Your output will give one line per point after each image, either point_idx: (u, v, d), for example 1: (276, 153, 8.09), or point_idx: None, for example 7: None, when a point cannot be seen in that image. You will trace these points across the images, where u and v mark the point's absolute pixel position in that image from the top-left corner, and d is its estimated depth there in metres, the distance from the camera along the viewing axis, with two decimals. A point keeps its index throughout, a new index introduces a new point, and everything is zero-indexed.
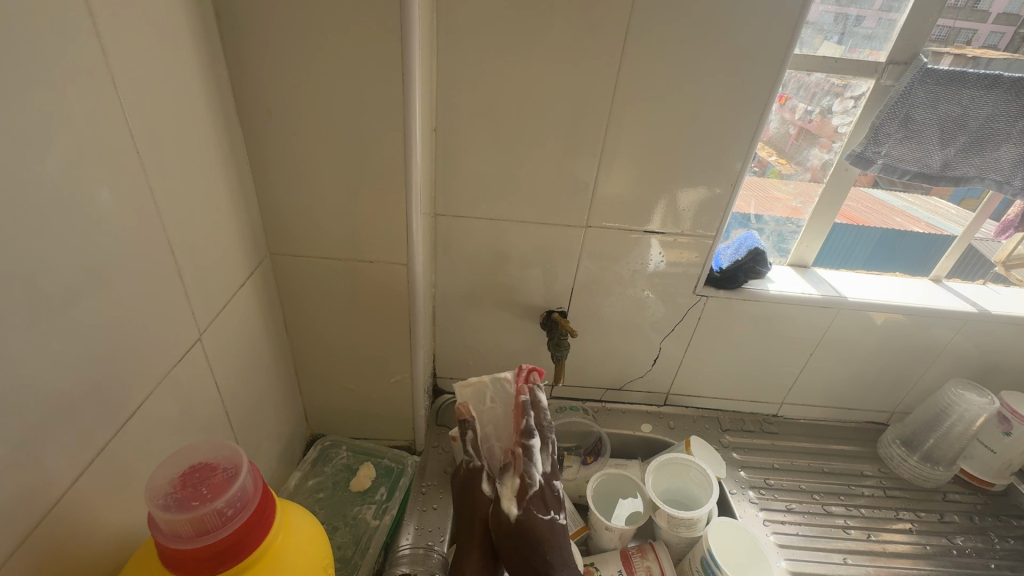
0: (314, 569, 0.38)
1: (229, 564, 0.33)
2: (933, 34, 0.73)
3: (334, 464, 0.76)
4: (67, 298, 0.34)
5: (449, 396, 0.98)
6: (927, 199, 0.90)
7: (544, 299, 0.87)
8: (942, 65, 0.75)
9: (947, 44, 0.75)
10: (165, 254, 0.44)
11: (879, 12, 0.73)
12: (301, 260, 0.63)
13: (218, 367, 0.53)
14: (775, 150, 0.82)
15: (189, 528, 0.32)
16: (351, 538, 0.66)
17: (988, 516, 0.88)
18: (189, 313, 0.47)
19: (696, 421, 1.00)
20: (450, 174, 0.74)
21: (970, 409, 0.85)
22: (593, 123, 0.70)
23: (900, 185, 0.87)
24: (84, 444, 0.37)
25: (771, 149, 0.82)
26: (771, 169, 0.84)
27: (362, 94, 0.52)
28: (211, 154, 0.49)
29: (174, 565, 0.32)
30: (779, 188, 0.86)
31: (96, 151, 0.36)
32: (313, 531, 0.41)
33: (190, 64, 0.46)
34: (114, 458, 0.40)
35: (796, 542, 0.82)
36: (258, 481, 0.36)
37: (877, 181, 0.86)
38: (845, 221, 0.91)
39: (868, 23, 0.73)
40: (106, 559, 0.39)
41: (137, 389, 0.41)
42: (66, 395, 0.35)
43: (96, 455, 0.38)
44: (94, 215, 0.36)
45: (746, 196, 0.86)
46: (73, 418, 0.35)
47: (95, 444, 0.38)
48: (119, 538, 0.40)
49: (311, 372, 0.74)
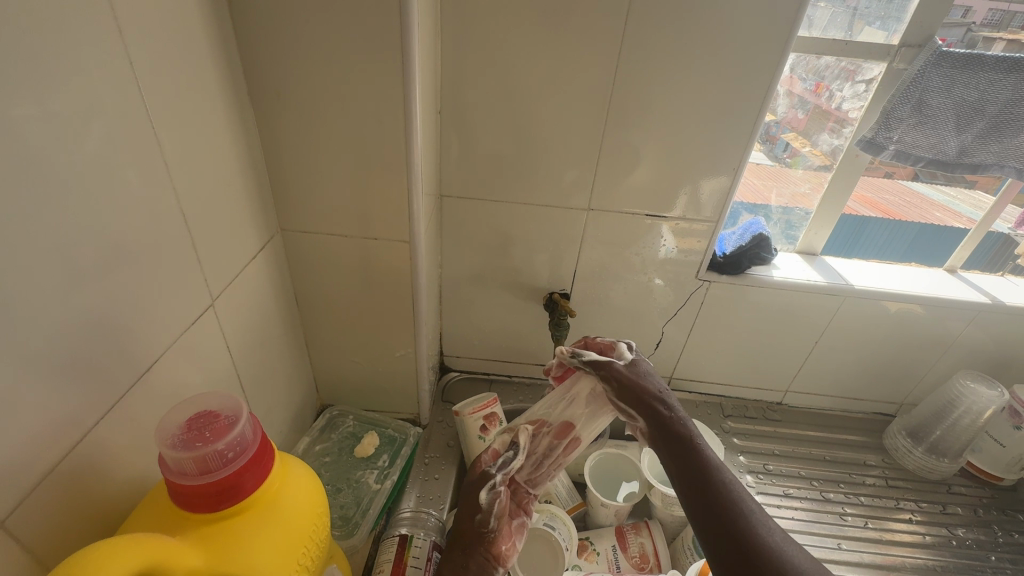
0: (308, 516, 0.42)
1: (228, 503, 0.37)
2: (982, 18, 0.73)
3: (341, 431, 0.80)
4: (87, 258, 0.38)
5: (456, 374, 1.01)
6: (972, 192, 0.88)
7: (546, 280, 0.89)
8: (994, 50, 0.74)
9: (1000, 30, 0.74)
10: (180, 224, 0.47)
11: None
12: (311, 236, 0.67)
13: (231, 334, 0.57)
14: (807, 141, 0.83)
15: (193, 466, 0.36)
16: (352, 499, 0.70)
17: (994, 510, 0.87)
18: (202, 280, 0.51)
19: (698, 406, 1.01)
20: (455, 156, 0.76)
21: (977, 401, 0.84)
22: (594, 107, 0.71)
23: (940, 177, 0.85)
24: (105, 391, 0.40)
25: (803, 140, 0.83)
26: (802, 160, 0.84)
27: (364, 76, 0.54)
28: (222, 131, 0.53)
29: (180, 499, 0.36)
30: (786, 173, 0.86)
31: (114, 125, 0.39)
32: (309, 481, 0.44)
33: (202, 44, 0.48)
34: (131, 408, 0.43)
35: (791, 527, 0.83)
36: (257, 430, 0.39)
37: (917, 173, 0.85)
38: (880, 215, 0.91)
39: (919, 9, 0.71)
40: (125, 497, 0.43)
41: (153, 347, 0.45)
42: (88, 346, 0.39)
43: (115, 404, 0.42)
44: (112, 183, 0.39)
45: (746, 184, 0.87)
46: (93, 368, 0.39)
47: (115, 393, 0.41)
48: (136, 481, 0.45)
49: (321, 344, 0.77)
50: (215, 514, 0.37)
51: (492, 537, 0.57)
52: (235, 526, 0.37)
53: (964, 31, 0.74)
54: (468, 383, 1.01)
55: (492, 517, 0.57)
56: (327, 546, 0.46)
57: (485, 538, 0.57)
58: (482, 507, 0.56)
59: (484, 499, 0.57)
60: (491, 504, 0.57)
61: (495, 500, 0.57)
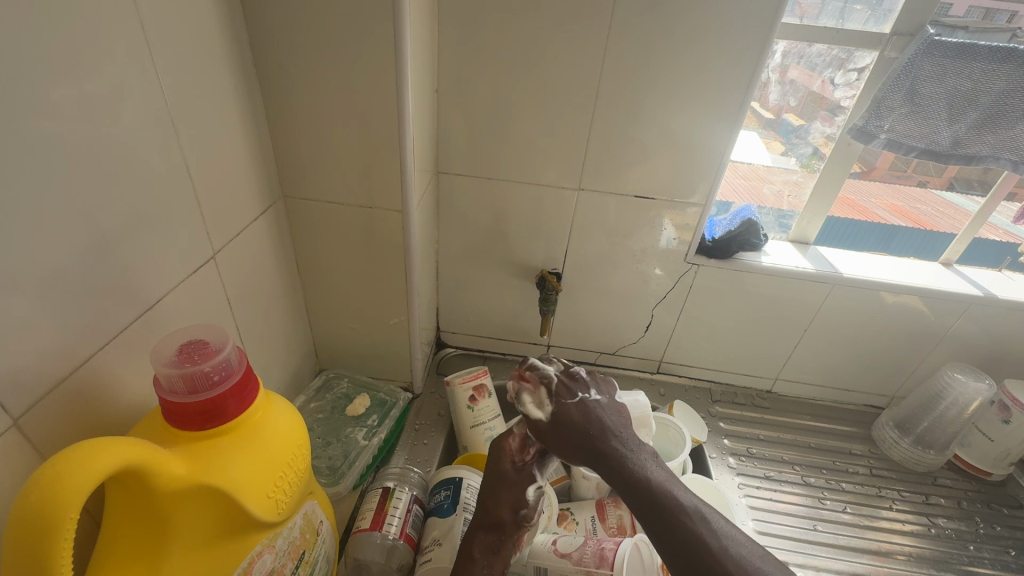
0: (286, 445, 0.46)
1: (214, 423, 0.41)
2: None
3: (335, 392, 0.85)
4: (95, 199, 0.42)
5: (451, 349, 1.05)
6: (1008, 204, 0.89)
7: (539, 259, 0.91)
8: None
9: None
10: (184, 178, 0.52)
11: (972, 3, 0.73)
12: (310, 203, 0.71)
13: (231, 287, 0.61)
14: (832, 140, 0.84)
15: (182, 385, 0.40)
16: (341, 452, 0.75)
17: (977, 503, 0.88)
18: (204, 234, 0.55)
19: (687, 390, 1.02)
20: (451, 134, 0.80)
21: (964, 393, 0.85)
22: (585, 89, 0.74)
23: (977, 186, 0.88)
24: (108, 321, 0.45)
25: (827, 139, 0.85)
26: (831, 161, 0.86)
27: (360, 50, 0.58)
28: (227, 97, 0.57)
29: (171, 417, 0.40)
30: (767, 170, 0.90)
31: (124, 80, 0.43)
32: (291, 417, 0.48)
33: (210, 15, 0.53)
34: (132, 341, 0.48)
35: (769, 507, 0.84)
36: (242, 361, 0.44)
37: (952, 183, 0.89)
38: (911, 224, 0.96)
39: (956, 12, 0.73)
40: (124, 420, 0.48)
41: (155, 289, 0.50)
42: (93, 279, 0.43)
43: (118, 334, 0.46)
44: (122, 134, 0.44)
45: (742, 185, 0.91)
46: (97, 298, 0.44)
47: (118, 324, 0.46)
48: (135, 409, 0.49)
49: (319, 309, 0.82)
50: (202, 432, 0.41)
51: (528, 527, 0.63)
52: (219, 444, 0.41)
53: (1010, 35, 0.73)
54: (463, 359, 1.04)
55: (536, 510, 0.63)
56: (304, 480, 0.50)
57: (521, 529, 0.62)
58: (529, 503, 0.62)
59: (530, 496, 0.62)
60: (536, 499, 0.63)
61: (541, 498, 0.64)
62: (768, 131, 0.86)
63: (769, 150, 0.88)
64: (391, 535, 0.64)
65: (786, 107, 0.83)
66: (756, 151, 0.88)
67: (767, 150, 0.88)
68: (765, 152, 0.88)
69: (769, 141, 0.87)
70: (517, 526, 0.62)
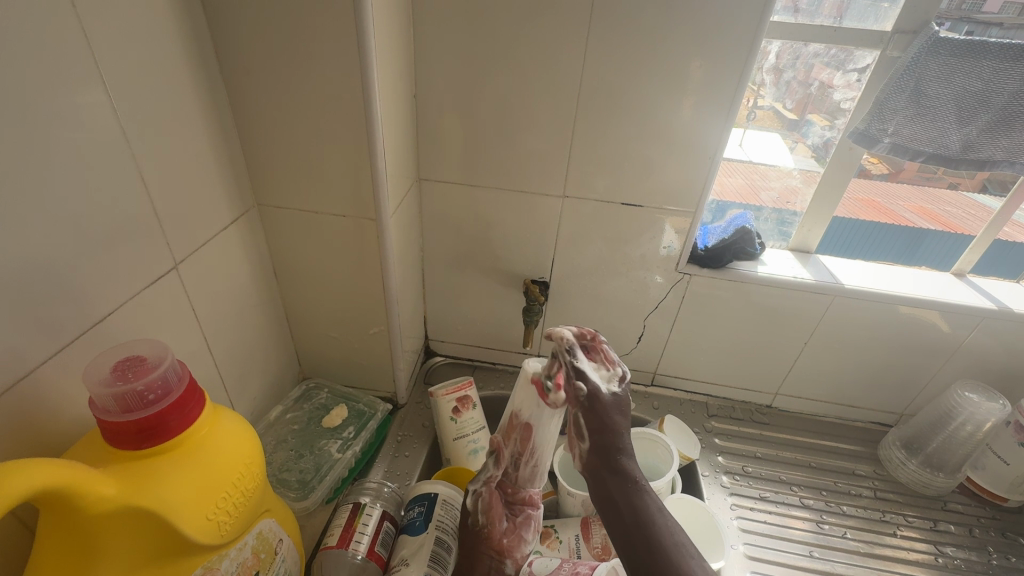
0: (231, 465, 0.45)
1: (151, 442, 0.40)
2: None
3: (314, 402, 0.84)
4: (34, 212, 0.42)
5: (440, 358, 1.04)
6: None
7: (525, 268, 0.89)
8: None
9: None
10: (138, 190, 0.51)
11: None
12: (283, 212, 0.70)
13: (197, 298, 0.61)
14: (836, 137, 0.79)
15: (115, 403, 0.39)
16: (313, 465, 0.74)
17: (991, 531, 0.83)
18: (163, 245, 0.55)
19: (682, 404, 0.99)
20: (432, 141, 0.78)
21: (976, 413, 0.80)
22: (566, 93, 0.72)
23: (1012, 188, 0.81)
24: (50, 333, 0.45)
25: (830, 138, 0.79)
26: None
27: (324, 57, 0.57)
28: (191, 107, 0.56)
29: (107, 436, 0.40)
30: (769, 168, 0.86)
31: (68, 94, 0.43)
32: (242, 433, 0.47)
33: (169, 25, 0.52)
34: (80, 354, 0.48)
35: (762, 530, 0.80)
36: (183, 376, 0.43)
37: (985, 184, 0.82)
38: (941, 228, 0.92)
39: (988, 8, 0.68)
40: (70, 432, 0.48)
41: (105, 302, 0.49)
42: (34, 292, 0.43)
43: (63, 348, 0.46)
44: (65, 147, 0.44)
45: (762, 185, 0.88)
46: (39, 311, 0.43)
47: (63, 337, 0.46)
48: (82, 420, 0.49)
49: (298, 318, 0.81)
50: (139, 452, 0.40)
51: (488, 532, 0.61)
52: (156, 463, 0.40)
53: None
54: (452, 368, 1.03)
55: (480, 512, 0.61)
56: (256, 499, 0.48)
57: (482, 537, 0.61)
58: (470, 510, 0.62)
59: (468, 503, 0.63)
60: (475, 505, 0.62)
61: (479, 501, 0.62)
62: (790, 132, 0.82)
63: (792, 153, 0.84)
64: (359, 553, 0.63)
65: (809, 100, 0.78)
66: (779, 154, 0.84)
67: (792, 154, 0.84)
68: (788, 154, 0.84)
69: (793, 143, 0.83)
70: (475, 535, 0.62)
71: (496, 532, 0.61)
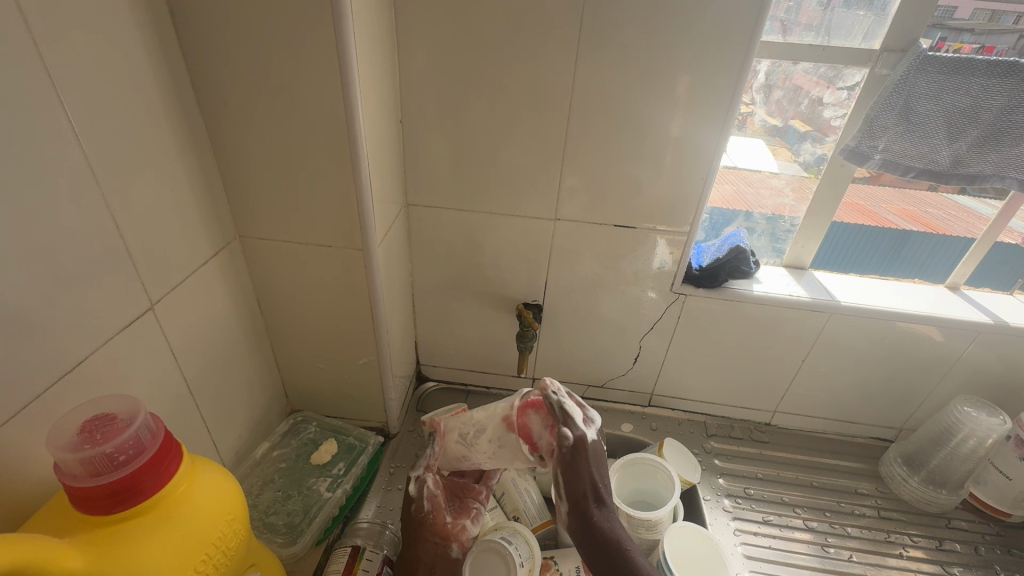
0: (211, 526, 0.42)
1: (125, 506, 0.37)
2: None
3: (301, 437, 0.81)
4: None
5: (433, 384, 1.01)
6: None
7: (519, 291, 0.87)
8: None
9: None
10: (111, 230, 0.49)
11: (976, 5, 0.68)
12: (266, 244, 0.68)
13: (175, 339, 0.58)
14: (823, 149, 0.78)
15: (82, 468, 0.37)
16: (301, 507, 0.71)
17: (997, 549, 0.82)
18: (139, 285, 0.53)
19: (681, 424, 0.97)
20: (419, 166, 0.77)
21: (978, 428, 0.79)
22: (556, 115, 0.71)
23: (992, 193, 0.80)
24: (13, 391, 0.42)
25: (816, 150, 0.79)
26: (813, 166, 0.80)
27: (306, 89, 0.56)
28: (168, 141, 0.54)
29: (75, 502, 0.37)
30: (753, 173, 0.82)
31: (36, 137, 0.41)
32: (223, 485, 0.44)
33: (143, 58, 0.50)
34: (46, 408, 0.45)
35: (767, 556, 0.78)
36: (157, 432, 0.40)
37: (965, 191, 0.81)
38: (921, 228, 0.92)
39: (959, 15, 0.68)
40: (34, 493, 0.45)
41: (78, 351, 0.47)
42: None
43: (30, 404, 0.43)
44: (26, 191, 0.41)
45: (749, 191, 0.85)
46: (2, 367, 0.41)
47: (28, 393, 0.43)
48: (51, 476, 0.47)
49: (284, 351, 0.78)
50: (111, 517, 0.37)
51: (431, 519, 0.66)
52: (131, 529, 0.38)
53: (1018, 37, 0.68)
54: (444, 394, 1.01)
55: (424, 500, 0.66)
56: (239, 556, 0.46)
57: (425, 525, 0.65)
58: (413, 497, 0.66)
59: (413, 491, 0.67)
60: (420, 491, 0.67)
61: (421, 489, 0.67)
62: (774, 138, 0.79)
63: (775, 158, 0.81)
64: None
65: (797, 114, 0.77)
66: (761, 157, 0.81)
67: (773, 156, 0.81)
68: (771, 160, 0.81)
69: (776, 149, 0.80)
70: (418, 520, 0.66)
71: (440, 519, 0.66)
